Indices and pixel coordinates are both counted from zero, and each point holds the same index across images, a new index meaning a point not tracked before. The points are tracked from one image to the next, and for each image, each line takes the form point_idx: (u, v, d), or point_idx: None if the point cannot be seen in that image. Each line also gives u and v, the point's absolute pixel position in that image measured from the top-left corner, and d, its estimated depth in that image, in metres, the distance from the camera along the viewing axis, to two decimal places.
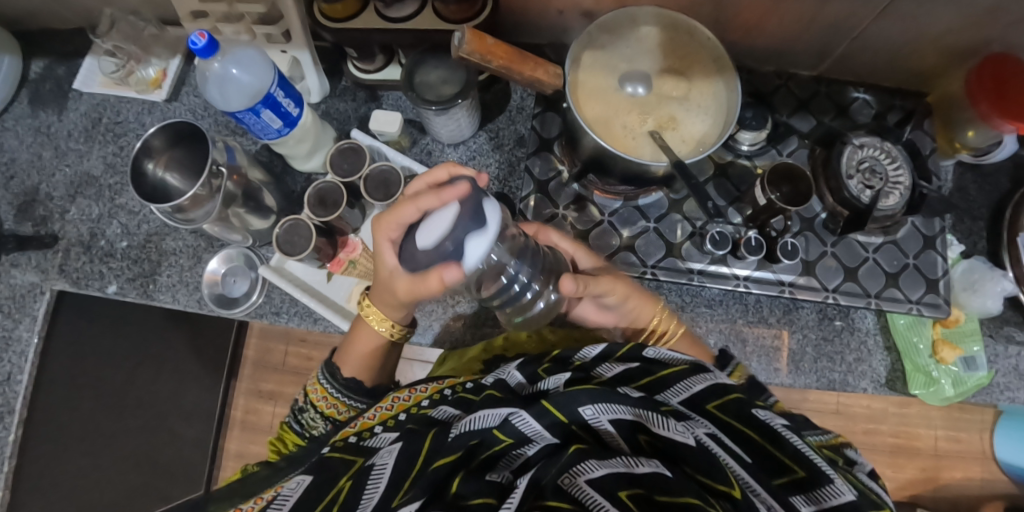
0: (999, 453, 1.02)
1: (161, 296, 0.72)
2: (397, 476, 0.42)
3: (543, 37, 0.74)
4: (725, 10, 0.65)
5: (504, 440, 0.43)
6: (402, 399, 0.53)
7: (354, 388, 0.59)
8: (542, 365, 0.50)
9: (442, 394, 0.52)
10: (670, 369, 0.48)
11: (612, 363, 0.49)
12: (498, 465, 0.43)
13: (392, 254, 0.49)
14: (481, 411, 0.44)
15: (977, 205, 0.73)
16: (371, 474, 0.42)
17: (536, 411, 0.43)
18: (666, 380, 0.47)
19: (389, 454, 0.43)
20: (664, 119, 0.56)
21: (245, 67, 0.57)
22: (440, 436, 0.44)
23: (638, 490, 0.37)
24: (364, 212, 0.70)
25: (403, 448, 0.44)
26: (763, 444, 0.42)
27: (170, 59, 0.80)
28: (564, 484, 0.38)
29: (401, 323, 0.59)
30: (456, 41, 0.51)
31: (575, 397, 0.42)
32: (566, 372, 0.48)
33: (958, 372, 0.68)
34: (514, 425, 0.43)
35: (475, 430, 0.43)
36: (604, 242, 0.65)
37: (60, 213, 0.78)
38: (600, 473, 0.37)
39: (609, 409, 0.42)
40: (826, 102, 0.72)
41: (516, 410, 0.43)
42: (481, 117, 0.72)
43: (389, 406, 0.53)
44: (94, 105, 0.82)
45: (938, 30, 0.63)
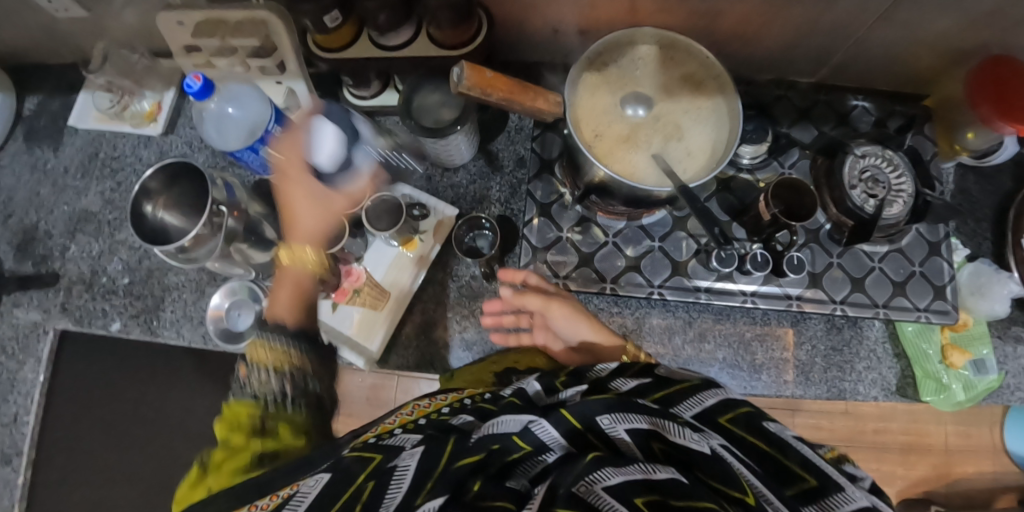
0: (1009, 446, 1.01)
1: (165, 332, 0.72)
2: (420, 477, 0.39)
3: (541, 55, 0.74)
4: (722, 21, 0.64)
5: (522, 448, 0.43)
6: (422, 406, 0.53)
7: (282, 340, 0.47)
8: (559, 378, 0.51)
9: (462, 403, 0.52)
10: (681, 387, 0.47)
11: (627, 378, 0.49)
12: (517, 473, 0.42)
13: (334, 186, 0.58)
14: (504, 416, 0.44)
15: (980, 206, 0.73)
16: (392, 474, 0.39)
17: (554, 419, 0.43)
18: (681, 395, 0.46)
19: (411, 457, 0.40)
20: (671, 131, 0.56)
21: (241, 105, 0.57)
22: (461, 441, 0.42)
23: (655, 496, 0.35)
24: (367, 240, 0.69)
25: (425, 452, 0.41)
26: (773, 455, 0.40)
27: (164, 92, 0.80)
28: (580, 491, 0.36)
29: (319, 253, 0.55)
30: (455, 78, 0.50)
31: (590, 406, 0.43)
32: (584, 385, 0.49)
33: (969, 376, 0.68)
34: (534, 433, 0.43)
35: (497, 435, 0.43)
36: (610, 262, 0.65)
37: (61, 251, 0.77)
38: (616, 481, 0.36)
39: (625, 419, 0.42)
40: (826, 110, 0.72)
41: (536, 417, 0.44)
42: (480, 140, 0.72)
43: (409, 412, 0.52)
44: (91, 140, 0.81)
45: (937, 34, 0.62)
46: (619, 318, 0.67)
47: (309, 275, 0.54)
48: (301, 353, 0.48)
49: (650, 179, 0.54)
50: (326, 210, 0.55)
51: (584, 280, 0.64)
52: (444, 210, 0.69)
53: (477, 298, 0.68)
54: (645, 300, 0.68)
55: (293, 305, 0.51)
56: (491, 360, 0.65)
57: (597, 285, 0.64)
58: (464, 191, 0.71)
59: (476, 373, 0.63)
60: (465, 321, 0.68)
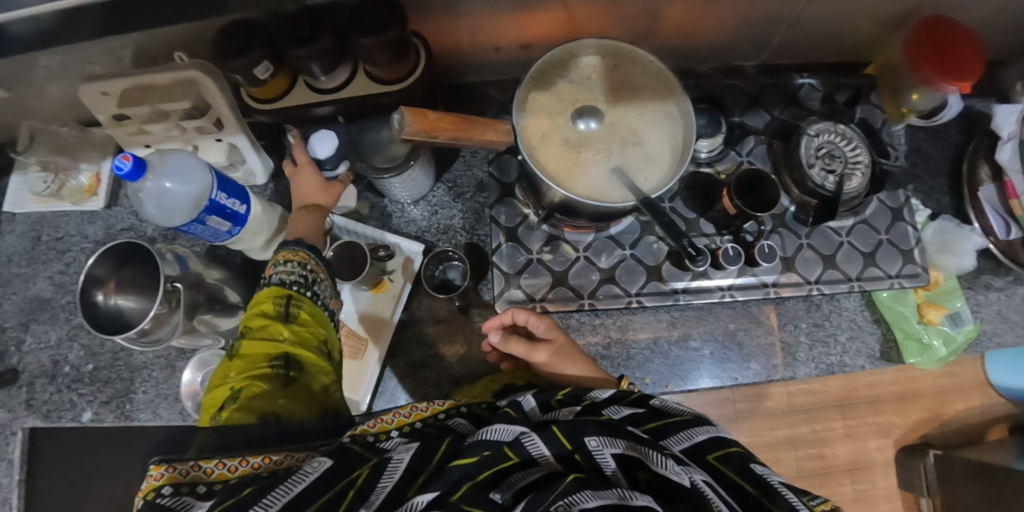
0: (994, 380, 1.03)
1: (141, 415, 0.70)
2: (411, 474, 0.37)
3: (486, 74, 0.73)
4: (660, 19, 0.64)
5: (511, 458, 0.39)
6: (420, 408, 0.47)
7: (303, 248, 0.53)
8: (555, 396, 0.49)
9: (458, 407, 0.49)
10: (673, 418, 0.46)
11: (621, 405, 0.47)
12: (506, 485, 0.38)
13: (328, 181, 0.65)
14: (495, 425, 0.41)
15: (934, 162, 0.75)
16: (387, 465, 0.38)
17: (545, 435, 0.40)
18: (673, 426, 0.45)
19: (405, 450, 0.39)
20: (627, 135, 0.55)
21: (179, 180, 0.53)
22: (457, 441, 0.41)
23: None
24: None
25: (419, 448, 0.39)
26: (758, 499, 0.37)
27: (100, 162, 0.76)
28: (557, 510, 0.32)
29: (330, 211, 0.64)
30: (397, 124, 0.48)
31: (580, 428, 0.40)
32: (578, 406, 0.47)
33: (947, 331, 0.70)
34: (524, 446, 0.39)
35: (489, 441, 0.39)
36: (585, 278, 0.64)
37: (16, 345, 0.74)
38: (594, 503, 0.33)
39: (612, 443, 0.39)
40: (776, 92, 0.71)
41: (527, 430, 0.40)
42: (436, 169, 0.71)
43: (406, 413, 0.46)
44: (31, 224, 0.77)
45: (869, 5, 0.63)
46: (602, 329, 0.67)
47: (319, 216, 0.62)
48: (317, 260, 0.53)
49: (615, 194, 0.52)
50: (326, 184, 0.64)
51: (562, 299, 0.63)
52: (411, 247, 0.67)
53: (458, 330, 0.68)
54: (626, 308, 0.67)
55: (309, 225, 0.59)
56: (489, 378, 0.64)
57: (574, 302, 0.63)
58: (428, 224, 0.70)
59: (474, 393, 0.62)
60: (449, 355, 0.67)
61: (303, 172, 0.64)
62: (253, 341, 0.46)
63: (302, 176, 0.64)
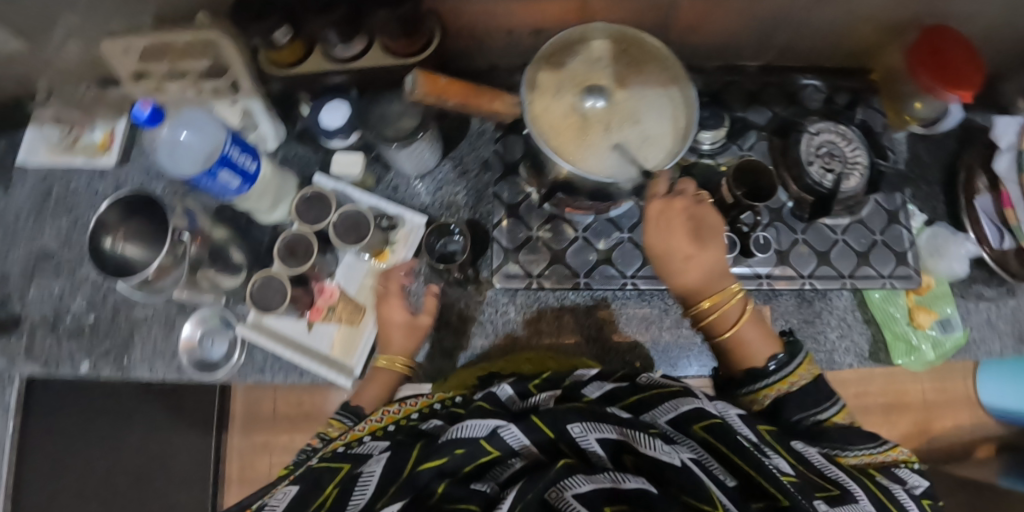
0: (983, 398, 1.03)
1: (138, 369, 0.70)
2: (384, 482, 0.41)
3: (496, 57, 0.74)
4: (669, 12, 0.66)
5: (490, 452, 0.40)
6: (393, 411, 0.52)
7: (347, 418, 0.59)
8: (532, 382, 0.50)
9: (433, 408, 0.52)
10: (652, 393, 0.47)
11: (600, 384, 0.49)
12: (488, 476, 0.40)
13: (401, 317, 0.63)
14: (470, 420, 0.43)
15: (931, 171, 0.76)
16: (357, 482, 0.41)
17: (525, 425, 0.41)
18: (652, 403, 0.45)
19: (376, 463, 0.43)
20: (626, 115, 0.56)
21: (194, 128, 0.56)
22: (427, 445, 0.43)
23: (622, 506, 0.34)
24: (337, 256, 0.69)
25: (390, 458, 0.43)
26: (751, 473, 0.37)
27: (116, 121, 0.78)
28: (551, 497, 0.34)
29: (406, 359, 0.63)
30: (408, 85, 0.50)
31: (563, 415, 0.40)
32: (557, 390, 0.48)
33: (936, 336, 0.71)
34: (502, 438, 0.41)
35: (463, 439, 0.41)
36: (582, 258, 0.65)
37: (20, 295, 0.75)
38: (586, 489, 0.34)
39: (596, 428, 0.39)
40: (778, 92, 0.74)
41: (505, 422, 0.42)
42: (443, 146, 0.72)
43: (378, 418, 0.52)
44: (42, 178, 0.79)
45: (875, 10, 0.64)
46: (596, 311, 0.68)
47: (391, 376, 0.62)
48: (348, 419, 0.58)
49: (605, 173, 0.53)
50: (410, 324, 0.63)
51: (558, 278, 0.65)
52: (415, 219, 0.69)
53: (454, 304, 0.68)
54: (621, 291, 0.68)
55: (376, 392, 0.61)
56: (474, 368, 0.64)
57: (570, 281, 0.65)
58: (432, 198, 0.71)
59: (459, 381, 0.61)
60: (444, 327, 0.68)
61: (393, 309, 0.63)
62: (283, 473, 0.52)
63: (391, 311, 0.63)
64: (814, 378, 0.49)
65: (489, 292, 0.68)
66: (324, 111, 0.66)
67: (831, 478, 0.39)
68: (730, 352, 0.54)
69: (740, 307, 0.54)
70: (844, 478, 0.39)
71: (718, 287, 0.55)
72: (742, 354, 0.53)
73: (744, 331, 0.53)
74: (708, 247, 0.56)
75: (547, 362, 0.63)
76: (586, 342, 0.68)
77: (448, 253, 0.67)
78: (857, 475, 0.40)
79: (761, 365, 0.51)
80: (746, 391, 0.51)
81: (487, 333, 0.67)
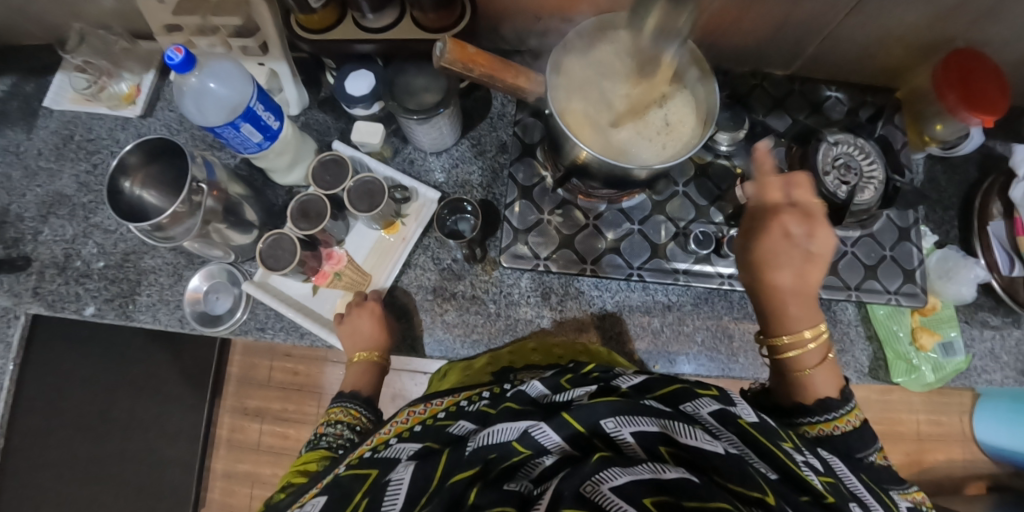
0: (978, 434, 1.02)
1: (141, 316, 0.71)
2: (415, 492, 0.39)
3: (523, 43, 0.75)
4: (699, 11, 0.66)
5: (522, 452, 0.39)
6: (417, 413, 0.50)
7: (355, 403, 0.62)
8: (565, 376, 0.46)
9: (459, 406, 0.49)
10: (689, 385, 0.43)
11: (631, 375, 0.45)
12: (518, 476, 0.39)
13: (368, 320, 0.65)
14: (499, 425, 0.41)
15: (947, 195, 0.76)
16: (387, 489, 0.39)
17: (556, 423, 0.40)
18: (690, 393, 0.43)
19: (405, 470, 0.40)
20: (656, 96, 0.58)
21: (223, 81, 0.57)
22: (457, 451, 0.40)
23: (666, 498, 0.32)
24: (347, 224, 0.70)
25: (419, 464, 0.40)
26: (794, 469, 0.37)
27: (143, 73, 0.79)
28: (586, 491, 0.33)
29: (377, 352, 0.65)
30: (438, 51, 0.52)
31: (596, 408, 0.39)
32: (591, 385, 0.44)
33: (937, 358, 0.71)
34: (534, 438, 0.39)
35: (493, 444, 0.39)
36: (590, 245, 0.66)
37: (32, 235, 0.75)
38: (623, 481, 0.33)
39: (631, 422, 0.39)
40: (800, 100, 0.74)
41: (535, 421, 0.40)
42: (463, 125, 0.73)
43: (404, 419, 0.49)
44: (65, 123, 0.80)
45: (904, 28, 0.65)
46: (598, 301, 0.68)
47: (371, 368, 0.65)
48: (361, 410, 0.62)
49: (610, 150, 0.55)
50: (378, 319, 0.65)
51: (565, 262, 0.65)
52: (427, 193, 0.70)
53: (459, 281, 0.69)
54: (625, 283, 0.69)
55: (364, 382, 0.65)
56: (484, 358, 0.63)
57: (577, 266, 0.65)
58: (448, 175, 0.72)
59: (472, 373, 0.61)
60: (445, 303, 0.68)
61: (362, 315, 0.65)
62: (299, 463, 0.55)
63: (359, 319, 0.65)
64: (852, 431, 0.47)
65: (495, 272, 0.69)
66: (349, 78, 0.67)
67: (850, 488, 0.39)
68: (789, 382, 0.51)
69: (814, 352, 0.49)
70: (862, 493, 0.39)
71: (799, 328, 0.50)
72: (799, 391, 0.50)
73: (813, 375, 0.50)
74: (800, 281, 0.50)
75: (553, 348, 0.64)
76: (587, 330, 0.68)
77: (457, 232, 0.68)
78: (877, 491, 0.40)
79: (811, 406, 0.49)
80: (791, 421, 0.50)
81: (489, 312, 0.68)
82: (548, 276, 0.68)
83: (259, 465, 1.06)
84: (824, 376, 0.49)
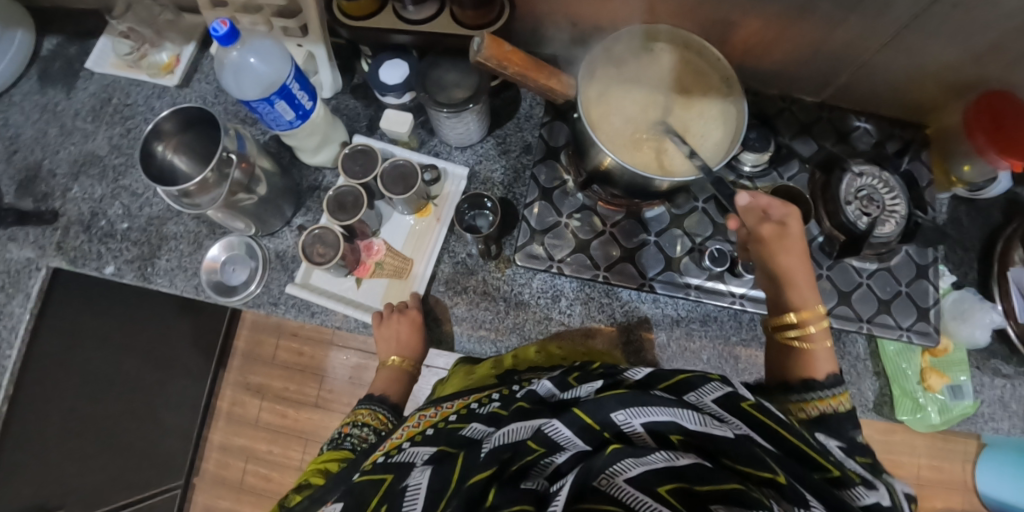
0: (981, 485, 1.00)
1: (158, 280, 0.72)
2: (433, 496, 0.39)
3: (555, 47, 0.76)
4: (734, 32, 0.67)
5: (535, 450, 0.38)
6: (428, 416, 0.51)
7: (382, 408, 0.63)
8: (572, 374, 0.46)
9: (470, 408, 0.49)
10: (697, 373, 0.42)
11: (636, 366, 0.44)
12: (531, 474, 0.38)
13: (405, 326, 0.65)
14: (512, 425, 0.41)
15: (969, 237, 0.75)
16: (405, 496, 0.39)
17: (568, 418, 0.39)
18: (691, 383, 0.41)
19: (423, 475, 0.40)
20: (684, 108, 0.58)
21: (263, 57, 0.58)
22: (471, 454, 0.39)
23: (679, 483, 0.33)
24: (381, 215, 0.72)
25: (435, 468, 0.40)
26: (800, 447, 0.37)
27: (183, 45, 0.81)
28: (602, 484, 0.34)
29: (410, 358, 0.66)
30: (474, 46, 0.52)
31: (604, 403, 0.39)
32: (598, 380, 0.43)
33: (945, 400, 0.70)
34: (547, 435, 0.39)
35: (508, 444, 0.39)
36: (605, 251, 0.66)
37: (62, 191, 0.77)
38: (638, 472, 0.34)
39: (642, 412, 0.38)
40: (828, 128, 0.74)
41: (549, 419, 0.40)
42: (490, 123, 0.74)
43: (416, 423, 0.50)
44: (104, 86, 0.82)
45: (940, 65, 0.64)
46: (608, 309, 0.68)
47: (400, 373, 0.66)
48: (388, 415, 0.63)
49: (632, 157, 0.56)
50: (416, 326, 0.66)
51: (578, 266, 0.66)
52: (455, 171, 0.72)
53: (471, 275, 0.69)
54: (636, 294, 0.69)
55: (394, 388, 0.66)
56: (489, 362, 0.64)
57: (590, 271, 0.66)
58: (471, 170, 0.73)
59: (474, 378, 0.60)
60: (456, 296, 0.69)
61: (401, 320, 0.65)
62: (320, 460, 0.57)
63: (398, 326, 0.65)
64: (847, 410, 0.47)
65: (508, 270, 0.69)
66: (382, 65, 0.68)
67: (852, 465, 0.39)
68: (793, 359, 0.54)
69: (823, 329, 0.53)
70: (860, 467, 0.39)
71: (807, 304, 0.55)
72: (803, 367, 0.52)
73: (817, 351, 0.52)
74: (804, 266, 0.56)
75: (553, 351, 0.64)
76: (593, 337, 0.67)
77: (474, 228, 0.69)
78: (874, 469, 0.40)
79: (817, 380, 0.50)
80: (795, 399, 0.50)
81: (498, 309, 0.68)
82: (560, 279, 0.69)
83: (255, 440, 1.08)
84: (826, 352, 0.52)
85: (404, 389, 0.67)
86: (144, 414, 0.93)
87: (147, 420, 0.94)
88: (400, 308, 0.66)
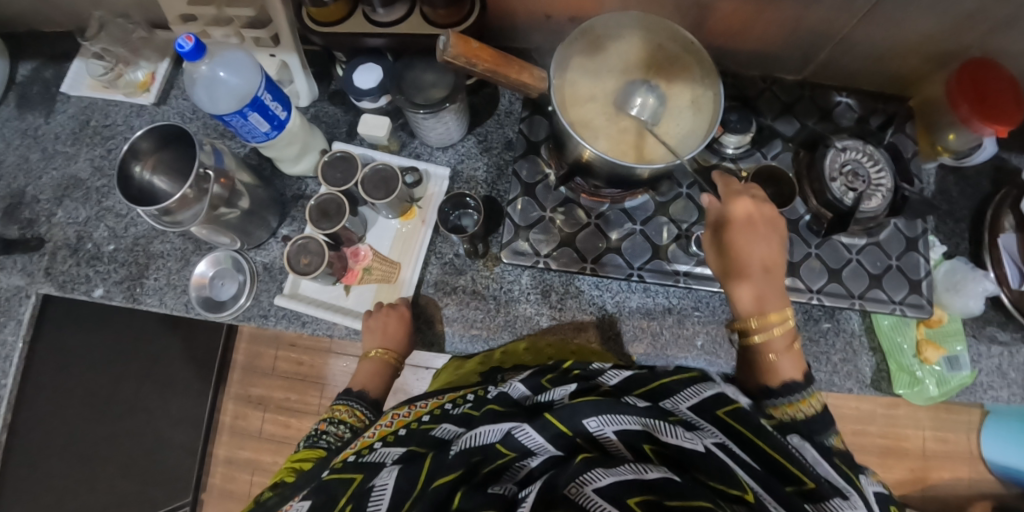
0: (987, 453, 0.99)
1: (148, 300, 0.72)
2: (399, 496, 0.38)
3: (531, 41, 0.75)
4: (710, 14, 0.66)
5: (506, 454, 0.39)
6: (402, 415, 0.50)
7: (361, 404, 0.63)
8: (546, 376, 0.47)
9: (444, 408, 0.49)
10: (675, 378, 0.44)
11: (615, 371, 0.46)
12: (503, 478, 0.38)
13: (395, 321, 0.65)
14: (482, 428, 0.41)
15: (958, 206, 0.75)
16: (370, 496, 0.39)
17: (539, 424, 0.39)
18: (669, 388, 0.43)
19: (390, 475, 0.40)
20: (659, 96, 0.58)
21: (234, 70, 0.58)
22: (440, 455, 0.40)
23: (650, 496, 0.32)
24: (365, 220, 0.71)
25: (403, 469, 0.40)
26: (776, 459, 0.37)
27: (158, 62, 0.81)
28: (571, 493, 0.33)
29: (395, 353, 0.64)
30: (441, 44, 0.52)
31: (579, 408, 0.39)
32: (572, 384, 0.44)
33: (941, 372, 0.69)
34: (517, 439, 0.39)
35: (477, 447, 0.39)
36: (591, 244, 0.66)
37: (47, 216, 0.77)
38: (607, 482, 0.33)
39: (614, 420, 0.38)
40: (810, 105, 0.73)
41: (519, 423, 0.40)
42: (469, 122, 0.74)
43: (389, 422, 0.50)
44: (82, 108, 0.81)
45: (918, 35, 0.64)
46: (598, 300, 0.68)
47: (382, 367, 0.65)
48: (368, 412, 0.63)
49: (608, 145, 0.55)
50: (405, 322, 0.65)
51: (565, 260, 0.65)
52: (437, 173, 0.72)
53: (460, 275, 0.69)
54: (626, 284, 0.69)
55: (373, 383, 0.65)
56: (478, 358, 0.65)
57: (577, 264, 0.65)
58: (453, 170, 0.73)
59: (463, 373, 0.63)
60: (445, 297, 0.69)
61: (391, 314, 0.65)
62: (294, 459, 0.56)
63: (387, 319, 0.65)
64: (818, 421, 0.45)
65: (496, 268, 0.69)
66: (356, 72, 0.68)
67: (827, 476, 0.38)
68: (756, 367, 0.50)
69: (782, 333, 0.49)
70: (834, 475, 0.38)
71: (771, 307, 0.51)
72: (765, 375, 0.49)
73: (779, 356, 0.49)
74: (764, 261, 0.53)
75: (545, 348, 0.65)
76: (585, 330, 0.67)
77: (458, 226, 0.68)
78: (849, 473, 0.39)
79: (773, 388, 0.48)
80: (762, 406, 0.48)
81: (489, 308, 0.68)
82: (548, 274, 0.69)
83: (260, 452, 1.08)
84: (788, 358, 0.49)
85: (382, 385, 0.66)
86: (146, 433, 0.93)
87: (150, 439, 0.94)
88: (388, 307, 0.66)
